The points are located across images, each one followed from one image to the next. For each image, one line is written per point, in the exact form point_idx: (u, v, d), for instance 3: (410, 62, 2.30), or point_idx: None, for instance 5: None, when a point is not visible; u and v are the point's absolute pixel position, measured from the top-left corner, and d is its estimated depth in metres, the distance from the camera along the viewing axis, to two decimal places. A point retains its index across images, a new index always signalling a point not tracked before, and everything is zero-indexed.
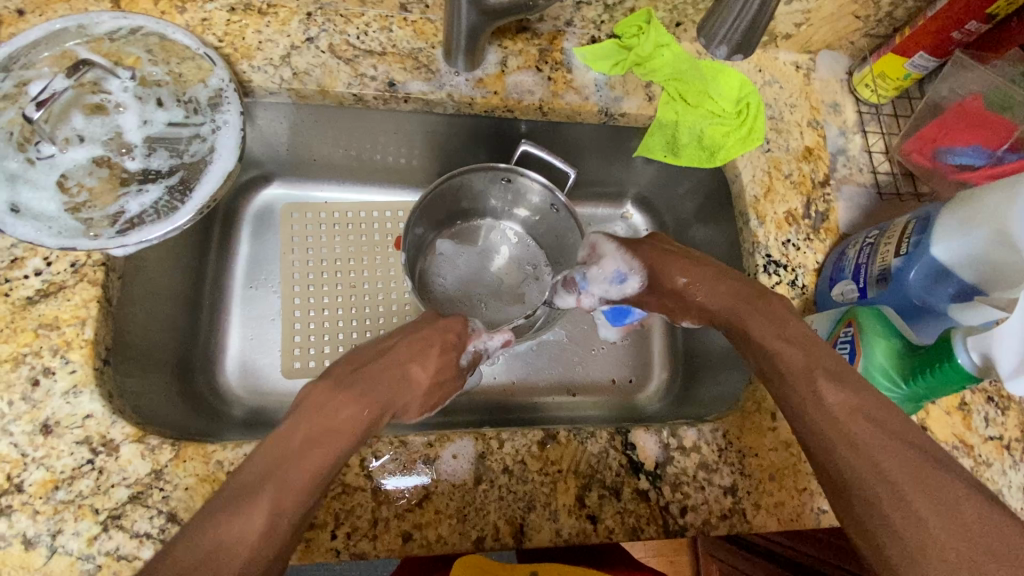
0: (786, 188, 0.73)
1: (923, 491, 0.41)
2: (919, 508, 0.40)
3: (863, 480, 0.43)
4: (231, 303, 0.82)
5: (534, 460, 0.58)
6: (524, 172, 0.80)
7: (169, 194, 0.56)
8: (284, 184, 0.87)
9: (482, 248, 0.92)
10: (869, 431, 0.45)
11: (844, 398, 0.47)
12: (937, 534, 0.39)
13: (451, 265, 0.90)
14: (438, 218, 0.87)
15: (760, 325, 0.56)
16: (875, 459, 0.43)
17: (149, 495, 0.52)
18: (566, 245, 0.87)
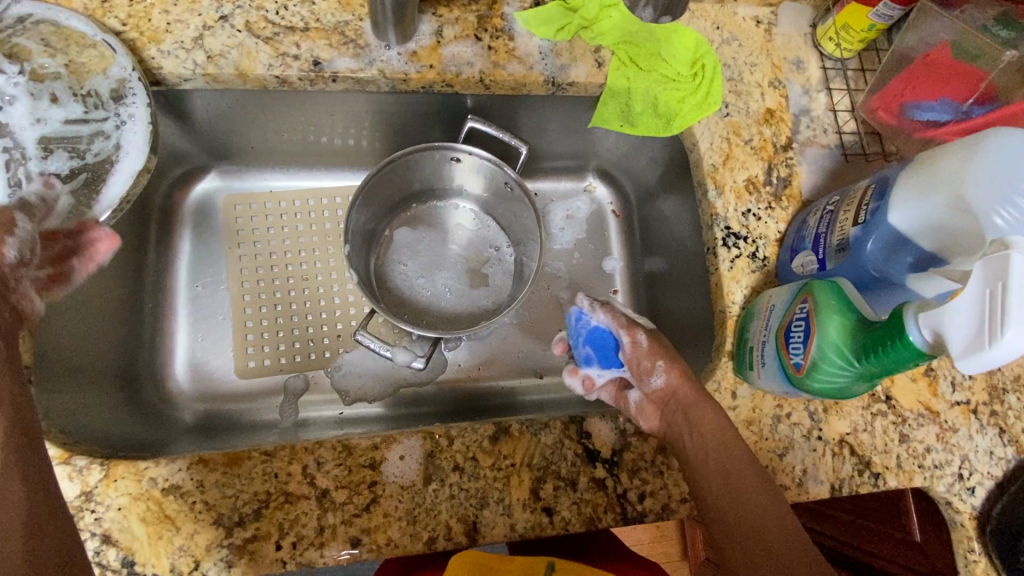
0: (747, 154, 0.69)
1: None
2: None
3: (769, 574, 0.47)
4: (175, 304, 0.78)
5: (485, 455, 0.57)
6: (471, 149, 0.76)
7: (75, 198, 0.53)
8: (223, 174, 0.83)
9: (445, 231, 0.88)
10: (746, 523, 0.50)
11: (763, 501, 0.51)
12: None
13: (413, 251, 0.87)
14: (391, 200, 0.83)
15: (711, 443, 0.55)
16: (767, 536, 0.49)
17: (80, 518, 0.50)
18: (530, 225, 0.82)
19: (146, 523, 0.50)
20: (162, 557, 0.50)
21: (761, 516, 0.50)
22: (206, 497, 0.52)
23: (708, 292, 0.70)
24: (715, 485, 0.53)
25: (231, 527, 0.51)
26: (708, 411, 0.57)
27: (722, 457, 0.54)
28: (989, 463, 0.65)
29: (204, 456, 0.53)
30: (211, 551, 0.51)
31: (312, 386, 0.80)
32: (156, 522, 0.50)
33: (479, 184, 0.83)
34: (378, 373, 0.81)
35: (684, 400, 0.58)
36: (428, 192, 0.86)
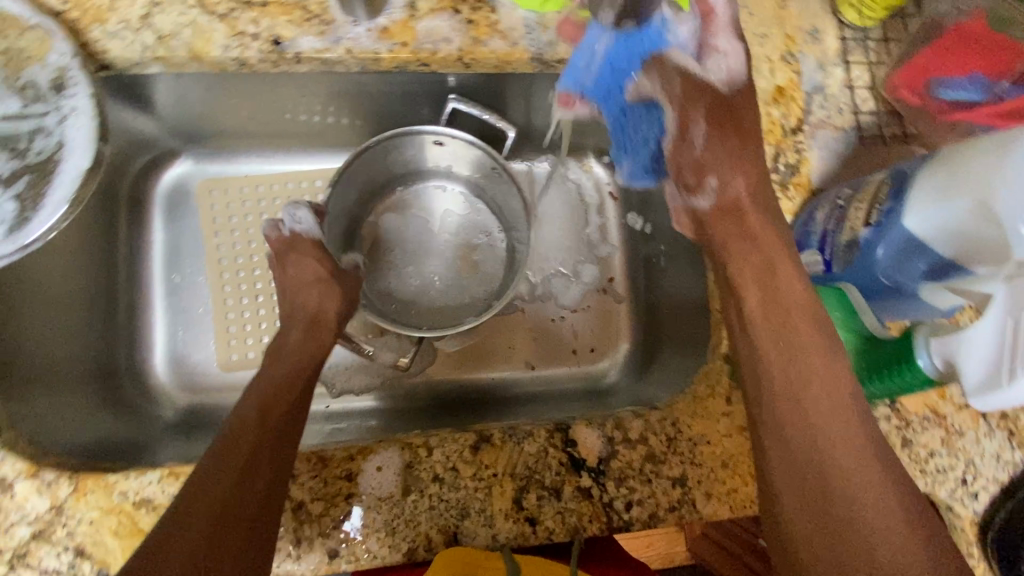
0: None
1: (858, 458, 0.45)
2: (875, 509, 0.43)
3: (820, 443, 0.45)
4: (151, 297, 0.75)
5: (466, 466, 0.55)
6: (453, 130, 0.71)
7: (17, 203, 0.49)
8: (195, 159, 0.79)
9: (433, 216, 0.84)
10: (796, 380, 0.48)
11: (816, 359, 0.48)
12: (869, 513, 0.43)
13: (399, 238, 0.83)
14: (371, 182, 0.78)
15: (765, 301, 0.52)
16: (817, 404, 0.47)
17: (52, 532, 0.49)
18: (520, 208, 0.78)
19: (119, 537, 0.50)
20: None
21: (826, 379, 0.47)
22: None
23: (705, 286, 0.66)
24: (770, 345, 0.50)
25: None
26: (814, 353, 0.48)
27: (824, 402, 0.46)
28: (995, 468, 0.63)
29: (175, 470, 0.51)
30: None
31: None
32: (129, 536, 0.50)
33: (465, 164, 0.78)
34: (364, 366, 0.80)
35: (797, 306, 0.51)
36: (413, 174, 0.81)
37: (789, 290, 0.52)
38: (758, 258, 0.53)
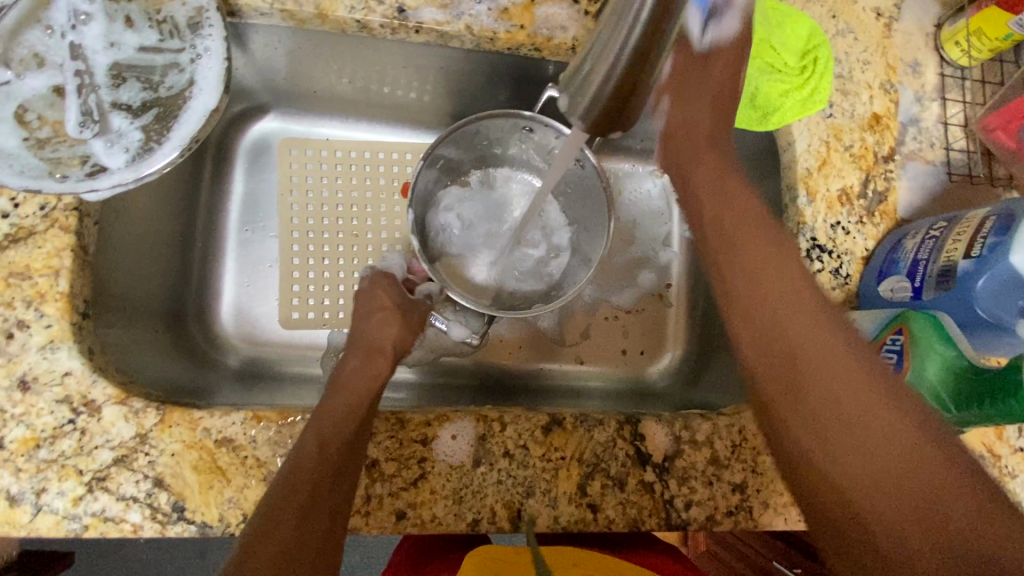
0: (844, 161, 0.64)
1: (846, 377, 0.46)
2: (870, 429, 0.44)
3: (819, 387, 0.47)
4: (225, 246, 0.76)
5: (536, 446, 0.55)
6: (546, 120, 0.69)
7: (144, 133, 0.50)
8: (282, 116, 0.80)
9: (503, 201, 0.83)
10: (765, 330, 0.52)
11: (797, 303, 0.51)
12: (878, 427, 0.44)
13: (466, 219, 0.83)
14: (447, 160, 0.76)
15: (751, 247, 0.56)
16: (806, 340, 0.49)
17: (134, 459, 0.49)
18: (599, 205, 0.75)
19: (198, 472, 0.50)
20: (212, 506, 0.50)
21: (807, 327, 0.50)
22: (258, 454, 0.51)
23: None
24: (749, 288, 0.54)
25: None
26: (820, 326, 0.50)
27: (809, 341, 0.49)
28: None
29: (257, 413, 0.52)
30: None
31: None
32: (208, 472, 0.50)
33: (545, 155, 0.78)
34: None
35: (778, 285, 0.53)
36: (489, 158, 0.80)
37: (779, 269, 0.54)
38: (769, 246, 0.55)
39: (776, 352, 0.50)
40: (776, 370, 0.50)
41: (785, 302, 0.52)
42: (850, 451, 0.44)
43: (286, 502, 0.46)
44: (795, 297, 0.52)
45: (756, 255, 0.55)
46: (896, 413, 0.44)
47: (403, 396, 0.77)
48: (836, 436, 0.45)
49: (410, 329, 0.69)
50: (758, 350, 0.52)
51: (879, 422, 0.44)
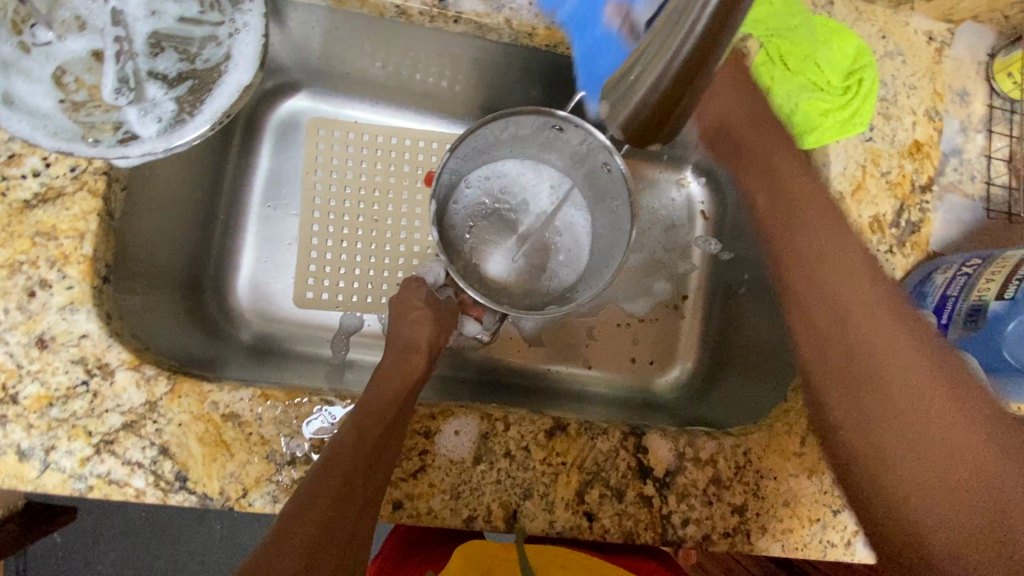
0: (879, 188, 0.62)
1: (882, 328, 0.49)
2: (908, 423, 0.45)
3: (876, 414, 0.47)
4: (246, 220, 0.77)
5: (538, 449, 0.55)
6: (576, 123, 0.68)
7: (177, 105, 0.50)
8: (311, 95, 0.80)
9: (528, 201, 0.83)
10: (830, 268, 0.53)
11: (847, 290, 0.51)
12: (911, 429, 0.45)
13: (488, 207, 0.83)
14: (478, 149, 0.75)
15: (841, 278, 0.52)
16: (872, 350, 0.48)
17: (142, 426, 0.50)
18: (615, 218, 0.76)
19: (203, 444, 0.51)
20: (214, 479, 0.50)
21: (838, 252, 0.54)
22: (262, 431, 0.52)
23: None
24: (777, 208, 0.59)
25: (283, 464, 0.51)
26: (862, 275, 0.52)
27: (879, 342, 0.48)
28: None
29: (265, 391, 0.53)
30: (260, 483, 0.51)
31: (365, 328, 0.79)
32: (213, 445, 0.51)
33: (578, 160, 0.76)
34: None
35: (798, 184, 0.58)
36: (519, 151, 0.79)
37: (810, 216, 0.57)
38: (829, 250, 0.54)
39: (813, 370, 0.52)
40: (841, 366, 0.50)
41: (845, 276, 0.52)
42: (869, 396, 0.47)
43: (309, 509, 0.44)
44: (828, 233, 0.55)
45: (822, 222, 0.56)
46: (961, 423, 0.44)
47: None
48: (874, 447, 0.47)
49: (443, 328, 0.67)
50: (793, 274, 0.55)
51: (959, 430, 0.44)
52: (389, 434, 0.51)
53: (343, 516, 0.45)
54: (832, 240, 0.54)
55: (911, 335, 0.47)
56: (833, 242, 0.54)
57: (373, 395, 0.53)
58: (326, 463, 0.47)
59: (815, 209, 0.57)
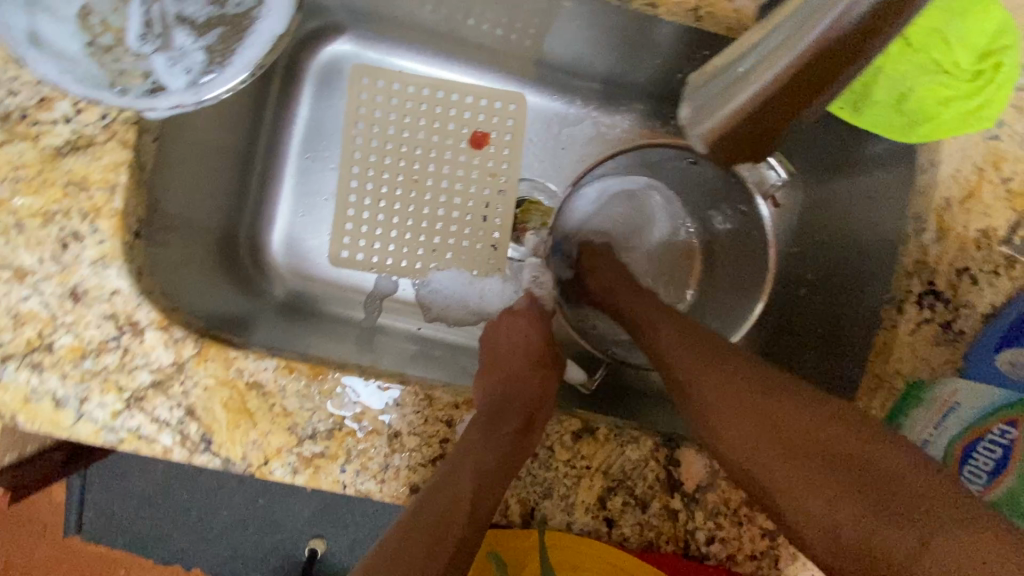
0: (996, 197, 0.52)
1: (786, 407, 0.46)
2: (815, 442, 0.43)
3: (750, 437, 0.46)
4: (284, 172, 0.74)
5: (563, 449, 0.53)
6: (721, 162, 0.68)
7: (207, 55, 0.46)
8: (358, 40, 0.74)
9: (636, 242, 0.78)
10: (690, 358, 0.53)
11: (714, 391, 0.49)
12: (818, 454, 0.43)
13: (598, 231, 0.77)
14: (609, 168, 0.73)
15: (712, 384, 0.50)
16: (740, 430, 0.46)
17: (170, 386, 0.50)
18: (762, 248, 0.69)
19: (227, 410, 0.51)
20: (236, 445, 0.50)
21: (713, 362, 0.52)
22: (285, 403, 0.51)
23: (861, 341, 0.58)
24: (651, 338, 0.59)
25: (304, 438, 0.51)
26: (709, 365, 0.52)
27: (751, 421, 0.46)
28: None
29: (290, 363, 0.52)
30: (280, 453, 0.51)
31: (399, 293, 0.77)
32: (237, 412, 0.51)
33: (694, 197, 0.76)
34: (463, 299, 0.78)
35: (704, 340, 0.55)
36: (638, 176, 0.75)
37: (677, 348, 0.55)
38: (746, 387, 0.48)
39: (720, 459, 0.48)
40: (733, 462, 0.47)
41: (716, 382, 0.50)
42: (753, 423, 0.46)
43: (415, 528, 0.47)
44: (674, 340, 0.56)
45: (659, 316, 0.60)
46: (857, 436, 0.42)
47: (440, 353, 0.75)
48: (797, 445, 0.44)
49: (547, 373, 0.64)
50: (688, 366, 0.53)
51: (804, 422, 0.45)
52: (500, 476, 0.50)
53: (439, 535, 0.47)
54: (689, 343, 0.55)
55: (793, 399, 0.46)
56: (702, 346, 0.54)
57: (481, 416, 0.54)
58: (439, 481, 0.49)
59: (676, 334, 0.57)
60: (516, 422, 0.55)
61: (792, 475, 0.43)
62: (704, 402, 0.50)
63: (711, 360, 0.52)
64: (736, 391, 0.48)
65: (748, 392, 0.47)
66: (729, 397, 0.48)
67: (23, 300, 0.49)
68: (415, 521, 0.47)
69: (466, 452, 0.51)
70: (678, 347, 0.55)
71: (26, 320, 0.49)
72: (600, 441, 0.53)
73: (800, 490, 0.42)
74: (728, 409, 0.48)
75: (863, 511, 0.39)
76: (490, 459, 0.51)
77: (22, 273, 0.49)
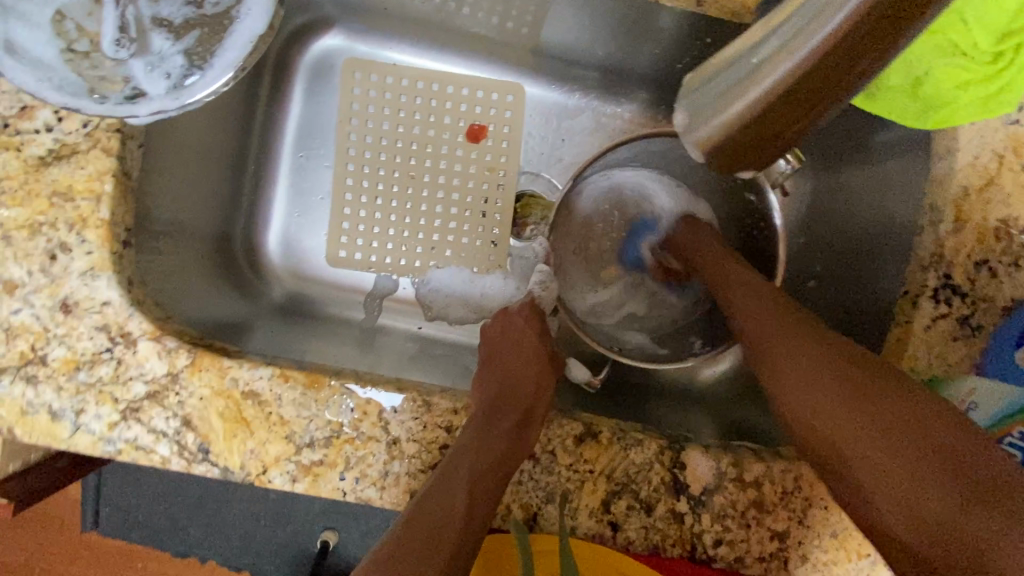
0: (1016, 184, 0.50)
1: (836, 386, 0.43)
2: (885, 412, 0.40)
3: (815, 425, 0.43)
4: (277, 172, 0.73)
5: (565, 453, 0.52)
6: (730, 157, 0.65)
7: (186, 58, 0.45)
8: (349, 33, 0.72)
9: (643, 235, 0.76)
10: (792, 344, 0.48)
11: (796, 365, 0.47)
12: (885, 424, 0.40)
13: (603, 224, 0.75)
14: (617, 160, 0.71)
15: (792, 360, 0.47)
16: (813, 404, 0.44)
17: (165, 396, 0.49)
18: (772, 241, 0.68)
19: (224, 419, 0.50)
20: (234, 454, 0.50)
21: (796, 337, 0.49)
22: (281, 411, 0.50)
23: (874, 335, 0.56)
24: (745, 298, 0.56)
25: (302, 445, 0.50)
26: (796, 337, 0.49)
27: (832, 397, 0.43)
28: None
29: (285, 371, 0.51)
30: (279, 461, 0.50)
31: (399, 292, 0.76)
32: (233, 421, 0.50)
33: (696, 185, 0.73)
34: (463, 297, 0.76)
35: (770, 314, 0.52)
36: (643, 168, 0.74)
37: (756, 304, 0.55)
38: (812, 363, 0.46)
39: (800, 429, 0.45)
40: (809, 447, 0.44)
41: (793, 357, 0.48)
42: (835, 402, 0.43)
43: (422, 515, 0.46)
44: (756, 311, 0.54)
45: (746, 296, 0.56)
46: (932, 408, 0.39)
47: (442, 352, 0.74)
48: (888, 422, 0.40)
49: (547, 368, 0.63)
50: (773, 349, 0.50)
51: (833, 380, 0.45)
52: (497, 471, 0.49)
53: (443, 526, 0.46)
54: (751, 304, 0.55)
55: (838, 378, 0.44)
56: (764, 322, 0.52)
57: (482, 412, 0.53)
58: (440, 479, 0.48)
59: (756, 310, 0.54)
60: (514, 416, 0.54)
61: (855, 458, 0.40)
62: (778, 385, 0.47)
63: (786, 345, 0.49)
64: (806, 373, 0.46)
65: (842, 377, 0.44)
66: (811, 371, 0.45)
67: (14, 313, 0.48)
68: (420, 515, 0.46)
69: (465, 447, 0.50)
70: (755, 322, 0.53)
71: (19, 333, 0.48)
72: (603, 444, 0.52)
73: (883, 459, 0.39)
74: (795, 385, 0.46)
75: (956, 499, 0.35)
76: (488, 458, 0.49)
77: (12, 285, 0.48)
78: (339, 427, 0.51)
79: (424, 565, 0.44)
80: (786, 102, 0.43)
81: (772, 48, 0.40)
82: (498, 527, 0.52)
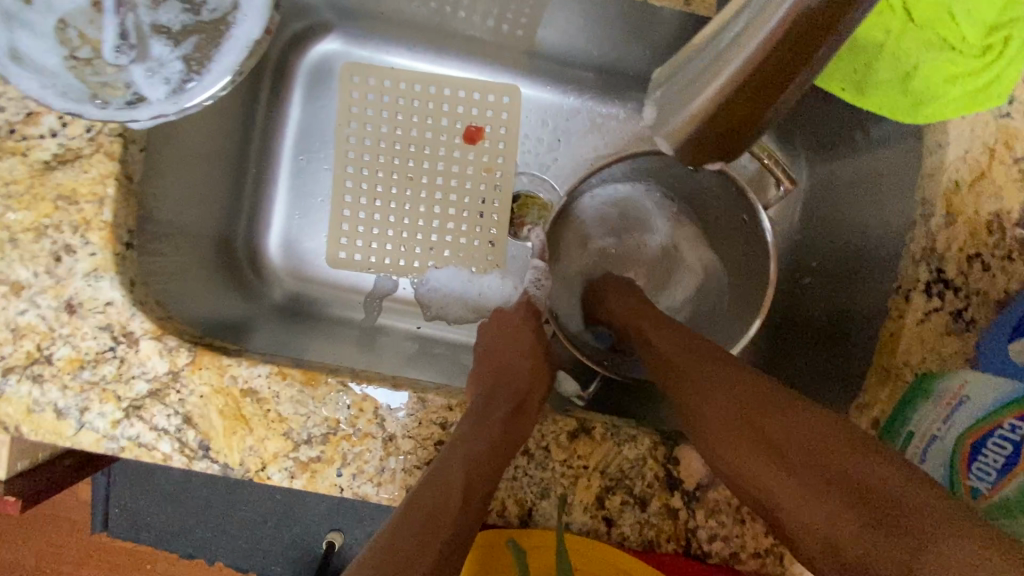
0: (1009, 177, 0.50)
1: (763, 404, 0.46)
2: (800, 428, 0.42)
3: (733, 444, 0.45)
4: (278, 175, 0.74)
5: (559, 449, 0.52)
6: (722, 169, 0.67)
7: (185, 64, 0.46)
8: (347, 38, 0.74)
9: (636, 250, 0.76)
10: (705, 377, 0.51)
11: (718, 394, 0.48)
12: (799, 436, 0.42)
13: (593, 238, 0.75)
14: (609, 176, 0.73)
15: (711, 382, 0.50)
16: (745, 419, 0.45)
17: (167, 394, 0.51)
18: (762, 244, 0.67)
19: (224, 416, 0.51)
20: (234, 451, 0.51)
21: (710, 364, 0.52)
22: (280, 409, 0.51)
23: (868, 330, 0.56)
24: (661, 332, 0.59)
25: (300, 443, 0.51)
26: (719, 364, 0.52)
27: (771, 418, 0.44)
28: None
29: (283, 369, 0.52)
30: (278, 458, 0.51)
31: (399, 292, 0.77)
32: (233, 418, 0.51)
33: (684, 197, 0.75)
34: (462, 297, 0.77)
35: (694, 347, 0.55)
36: (639, 183, 0.76)
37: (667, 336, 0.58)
38: (735, 388, 0.48)
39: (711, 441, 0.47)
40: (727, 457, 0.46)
41: (710, 381, 0.50)
42: (753, 421, 0.45)
43: (417, 506, 0.47)
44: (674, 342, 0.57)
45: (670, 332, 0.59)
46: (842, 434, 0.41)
47: (441, 351, 0.74)
48: (799, 442, 0.42)
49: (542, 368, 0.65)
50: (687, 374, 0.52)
51: (800, 429, 0.43)
52: (492, 468, 0.50)
53: (436, 517, 0.47)
54: (670, 332, 0.58)
55: (762, 394, 0.46)
56: (681, 348, 0.56)
57: (476, 409, 0.54)
58: (435, 470, 0.49)
59: (675, 339, 0.57)
60: (504, 410, 0.55)
61: (771, 479, 0.42)
62: (696, 406, 0.49)
63: (704, 372, 0.51)
64: (724, 394, 0.48)
65: (756, 394, 0.46)
66: (727, 394, 0.48)
67: (20, 314, 0.49)
68: (414, 505, 0.47)
69: (461, 441, 0.51)
70: (673, 350, 0.56)
71: (25, 333, 0.49)
72: (597, 439, 0.53)
73: (793, 481, 0.41)
74: (712, 405, 0.48)
75: (854, 515, 0.37)
76: (482, 445, 0.51)
77: (19, 287, 0.49)
78: (337, 424, 0.51)
79: (420, 556, 0.45)
80: (751, 87, 0.46)
81: (732, 36, 0.45)
82: (494, 523, 0.53)
